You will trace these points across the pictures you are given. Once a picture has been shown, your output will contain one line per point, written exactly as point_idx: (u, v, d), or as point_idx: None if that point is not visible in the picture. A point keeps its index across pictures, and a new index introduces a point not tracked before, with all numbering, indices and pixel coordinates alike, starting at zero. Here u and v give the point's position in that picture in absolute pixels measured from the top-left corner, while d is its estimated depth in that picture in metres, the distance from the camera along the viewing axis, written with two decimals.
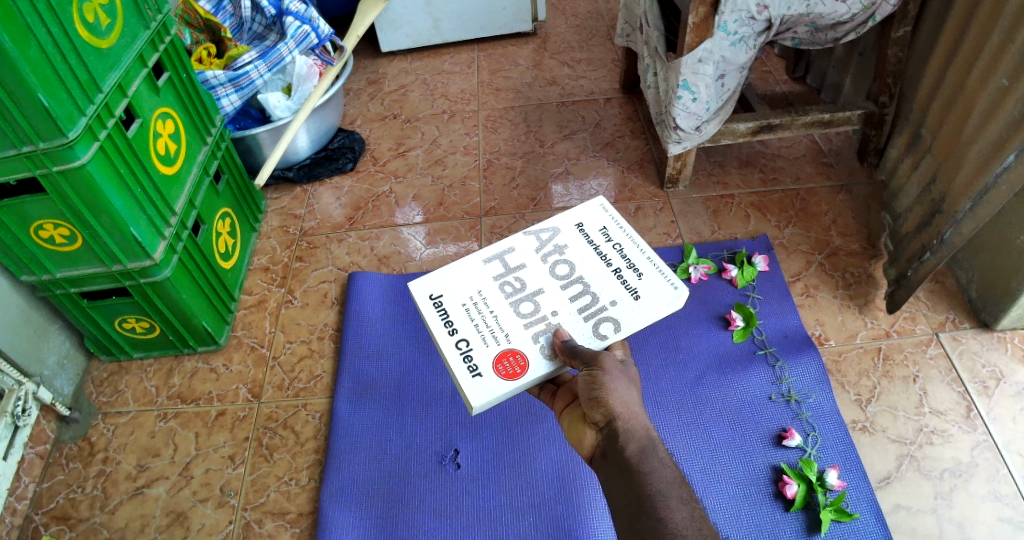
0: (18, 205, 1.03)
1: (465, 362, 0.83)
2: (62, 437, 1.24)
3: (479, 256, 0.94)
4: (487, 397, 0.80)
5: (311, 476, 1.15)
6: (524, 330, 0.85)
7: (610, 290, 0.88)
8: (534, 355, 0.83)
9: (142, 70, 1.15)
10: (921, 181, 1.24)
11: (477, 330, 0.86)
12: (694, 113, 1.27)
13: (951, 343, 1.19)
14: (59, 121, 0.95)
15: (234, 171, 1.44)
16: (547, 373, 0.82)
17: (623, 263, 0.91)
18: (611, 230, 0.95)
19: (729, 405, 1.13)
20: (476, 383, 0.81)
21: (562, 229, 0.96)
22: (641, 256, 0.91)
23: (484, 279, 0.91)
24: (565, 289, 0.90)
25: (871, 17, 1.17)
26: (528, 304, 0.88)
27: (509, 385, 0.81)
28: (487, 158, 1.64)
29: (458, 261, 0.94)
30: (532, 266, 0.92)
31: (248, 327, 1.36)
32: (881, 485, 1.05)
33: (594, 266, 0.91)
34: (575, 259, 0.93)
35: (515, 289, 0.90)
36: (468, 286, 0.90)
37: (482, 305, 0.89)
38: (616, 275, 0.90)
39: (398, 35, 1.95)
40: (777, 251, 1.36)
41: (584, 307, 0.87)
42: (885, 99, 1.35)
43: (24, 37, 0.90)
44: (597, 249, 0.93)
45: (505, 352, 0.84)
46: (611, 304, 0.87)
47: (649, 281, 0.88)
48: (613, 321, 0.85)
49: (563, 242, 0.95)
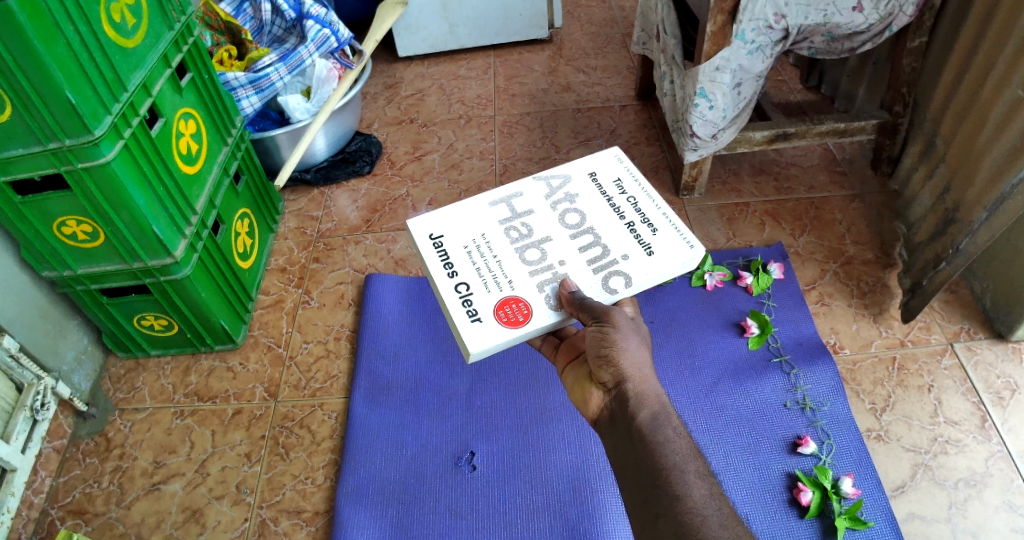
0: (41, 201, 1.05)
1: (465, 307, 0.83)
2: (79, 433, 1.25)
3: (485, 198, 0.94)
4: (485, 344, 0.80)
5: (326, 475, 1.16)
6: (528, 279, 0.86)
7: (622, 244, 0.89)
8: (538, 305, 0.84)
9: (165, 71, 1.17)
10: (934, 190, 1.25)
11: (479, 274, 0.86)
12: (711, 121, 1.27)
13: (966, 353, 1.19)
14: (85, 119, 0.97)
15: (253, 172, 1.46)
16: (551, 323, 0.83)
17: (637, 216, 0.91)
18: (625, 182, 0.95)
19: (744, 412, 1.14)
20: (474, 328, 0.81)
21: (575, 177, 0.96)
22: (657, 212, 0.91)
23: (490, 223, 0.92)
24: (573, 238, 0.90)
25: (888, 28, 1.18)
26: (534, 251, 0.89)
27: (509, 332, 0.81)
28: (503, 163, 1.66)
29: (462, 204, 0.94)
30: (540, 212, 0.93)
31: (265, 327, 1.38)
32: (896, 494, 1.05)
33: (605, 218, 0.91)
34: (587, 207, 0.93)
35: (521, 235, 0.90)
36: (471, 230, 0.91)
37: (483, 249, 0.89)
38: (630, 228, 0.90)
39: (415, 40, 1.97)
40: (792, 259, 1.37)
41: (593, 260, 0.88)
42: (900, 108, 1.35)
43: (52, 36, 0.92)
44: (610, 200, 0.93)
45: (507, 302, 0.84)
46: (623, 257, 0.87)
47: (662, 237, 0.89)
48: (624, 275, 0.86)
49: (574, 190, 0.95)
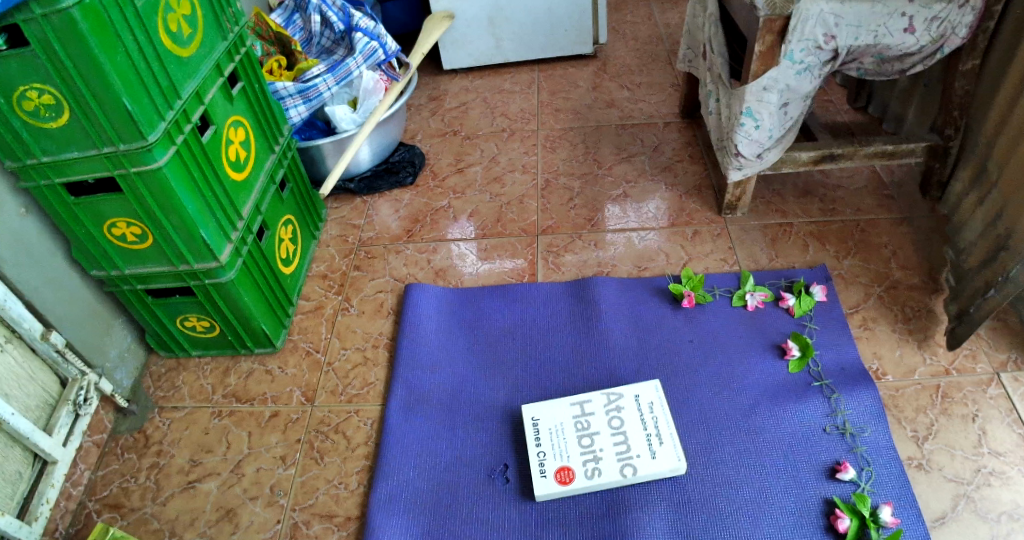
0: (94, 203, 1.09)
1: (537, 466, 1.10)
2: (119, 429, 1.29)
3: (564, 400, 1.16)
4: (545, 489, 1.07)
5: (360, 481, 1.17)
6: (580, 456, 1.10)
7: (639, 444, 1.10)
8: (582, 472, 1.08)
9: (218, 79, 1.20)
10: (984, 216, 1.22)
11: (547, 449, 1.11)
12: (756, 140, 1.26)
13: (1013, 383, 1.16)
14: (140, 124, 1.00)
15: (299, 179, 1.49)
16: (593, 483, 1.08)
17: (653, 432, 1.11)
18: (656, 406, 1.13)
19: (782, 435, 1.12)
20: (540, 476, 1.09)
21: (627, 397, 1.15)
22: (669, 433, 1.10)
23: (560, 421, 1.14)
24: (613, 431, 1.11)
25: (939, 50, 1.16)
26: (586, 441, 1.11)
27: (563, 488, 1.07)
28: (545, 178, 1.66)
29: (544, 402, 1.17)
30: (596, 414, 1.14)
31: (304, 332, 1.40)
32: (936, 525, 1.03)
33: (635, 430, 1.11)
34: (629, 423, 1.12)
35: (581, 428, 1.12)
36: (544, 426, 1.14)
37: (550, 452, 1.11)
38: (649, 439, 1.10)
39: (461, 54, 2.00)
40: (834, 282, 1.35)
41: (619, 452, 1.09)
42: (952, 131, 1.34)
43: (113, 45, 0.95)
44: (643, 419, 1.12)
45: (561, 461, 1.10)
46: (637, 452, 1.09)
47: (666, 449, 1.09)
48: (634, 465, 1.08)
49: (619, 410, 1.14)
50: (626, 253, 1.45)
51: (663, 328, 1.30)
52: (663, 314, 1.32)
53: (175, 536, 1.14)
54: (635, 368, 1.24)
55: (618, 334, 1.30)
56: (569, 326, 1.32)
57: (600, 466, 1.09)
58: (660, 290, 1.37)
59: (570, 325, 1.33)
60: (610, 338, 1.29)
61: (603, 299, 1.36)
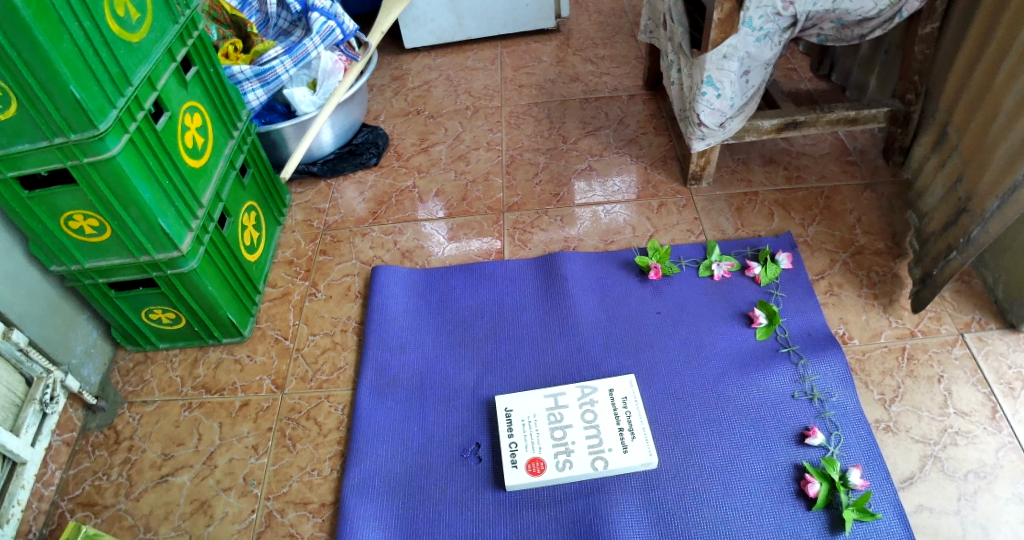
0: (49, 196, 1.06)
1: (509, 457, 1.08)
2: (89, 425, 1.26)
3: (540, 391, 1.15)
4: (516, 480, 1.06)
5: (332, 466, 1.16)
6: (551, 448, 1.09)
7: (611, 439, 1.08)
8: (553, 465, 1.07)
9: (171, 65, 1.17)
10: (945, 181, 1.24)
11: (519, 441, 1.10)
12: (718, 109, 1.26)
13: (977, 343, 1.18)
14: (90, 113, 0.97)
15: (260, 165, 1.46)
16: (563, 477, 1.06)
17: (626, 426, 1.09)
18: (630, 401, 1.12)
19: (750, 404, 1.13)
20: (510, 467, 1.07)
21: (601, 391, 1.14)
22: (642, 427, 1.09)
23: (535, 412, 1.13)
24: (586, 426, 1.10)
25: (898, 13, 1.16)
26: (558, 434, 1.10)
27: (533, 479, 1.06)
28: (510, 154, 1.65)
29: (522, 392, 1.16)
30: (570, 408, 1.12)
31: (272, 319, 1.38)
32: (904, 486, 1.04)
33: (608, 425, 1.10)
34: (603, 417, 1.11)
35: (555, 421, 1.11)
36: (519, 417, 1.12)
37: (523, 442, 1.10)
38: (622, 432, 1.09)
39: (422, 32, 1.97)
40: (801, 249, 1.35)
41: (591, 446, 1.08)
42: (912, 97, 1.34)
43: (57, 32, 0.92)
44: (616, 413, 1.11)
45: (533, 453, 1.09)
46: (609, 446, 1.08)
47: (638, 443, 1.07)
48: (605, 459, 1.07)
49: (593, 403, 1.12)
50: (592, 229, 1.45)
51: (629, 302, 1.30)
52: (630, 287, 1.32)
53: (150, 531, 1.13)
54: (603, 342, 1.24)
55: (585, 308, 1.29)
56: (536, 303, 1.32)
57: (572, 459, 1.07)
58: (625, 262, 1.37)
59: (537, 302, 1.32)
60: (577, 313, 1.29)
61: (569, 274, 1.35)
